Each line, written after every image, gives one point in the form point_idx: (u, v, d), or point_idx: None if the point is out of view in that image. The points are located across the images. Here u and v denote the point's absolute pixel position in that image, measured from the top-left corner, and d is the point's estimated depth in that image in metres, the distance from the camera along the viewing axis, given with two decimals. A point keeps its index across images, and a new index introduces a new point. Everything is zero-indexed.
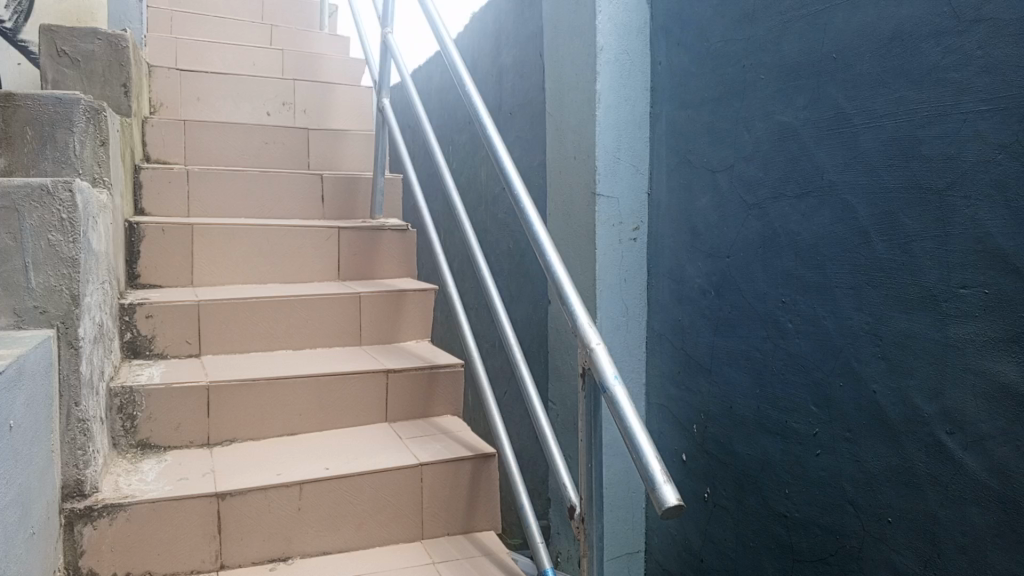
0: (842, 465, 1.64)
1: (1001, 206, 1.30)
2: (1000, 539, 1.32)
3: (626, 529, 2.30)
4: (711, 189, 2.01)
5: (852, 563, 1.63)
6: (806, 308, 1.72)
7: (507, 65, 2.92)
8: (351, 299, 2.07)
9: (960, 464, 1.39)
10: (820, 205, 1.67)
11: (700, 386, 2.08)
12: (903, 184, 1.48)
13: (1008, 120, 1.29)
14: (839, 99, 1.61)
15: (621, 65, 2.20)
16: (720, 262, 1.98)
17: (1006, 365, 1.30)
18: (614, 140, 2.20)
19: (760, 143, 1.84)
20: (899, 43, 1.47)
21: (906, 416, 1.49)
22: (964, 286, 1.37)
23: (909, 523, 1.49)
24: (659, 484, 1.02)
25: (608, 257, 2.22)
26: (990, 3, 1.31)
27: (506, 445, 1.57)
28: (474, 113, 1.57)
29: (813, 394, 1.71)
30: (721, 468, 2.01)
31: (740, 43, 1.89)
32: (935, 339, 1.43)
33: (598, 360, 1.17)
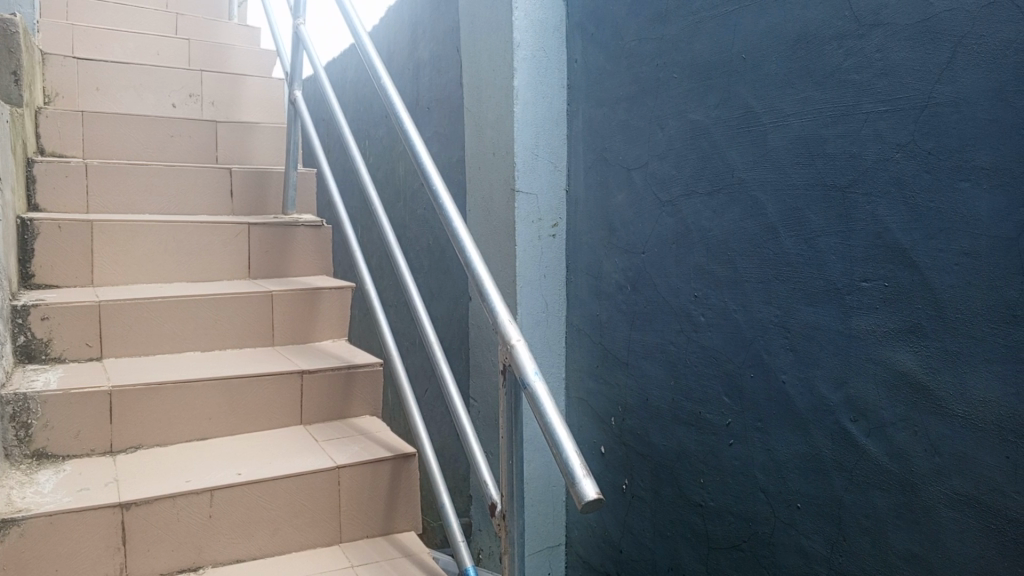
0: (753, 454, 1.70)
1: (899, 202, 1.38)
2: (899, 519, 1.40)
3: (547, 523, 2.32)
4: (626, 186, 2.05)
5: (763, 548, 1.69)
6: (719, 302, 1.77)
7: (424, 59, 2.89)
8: (263, 298, 2.00)
9: (863, 449, 1.46)
10: (730, 202, 1.73)
11: (617, 380, 2.11)
12: (809, 181, 1.54)
13: (904, 120, 1.36)
14: (748, 99, 1.67)
15: (538, 62, 2.21)
16: (635, 258, 2.02)
17: (906, 353, 1.38)
18: (533, 136, 2.21)
19: (673, 141, 1.88)
20: (804, 46, 1.54)
21: (812, 404, 1.56)
22: (866, 279, 1.44)
23: (817, 507, 1.56)
24: (578, 477, 0.97)
25: (528, 253, 2.23)
26: (887, 9, 1.38)
27: (427, 445, 1.53)
28: (390, 106, 1.53)
29: (725, 385, 1.76)
30: (638, 461, 2.05)
31: (652, 42, 1.94)
32: (840, 329, 1.50)
33: (518, 354, 1.12)
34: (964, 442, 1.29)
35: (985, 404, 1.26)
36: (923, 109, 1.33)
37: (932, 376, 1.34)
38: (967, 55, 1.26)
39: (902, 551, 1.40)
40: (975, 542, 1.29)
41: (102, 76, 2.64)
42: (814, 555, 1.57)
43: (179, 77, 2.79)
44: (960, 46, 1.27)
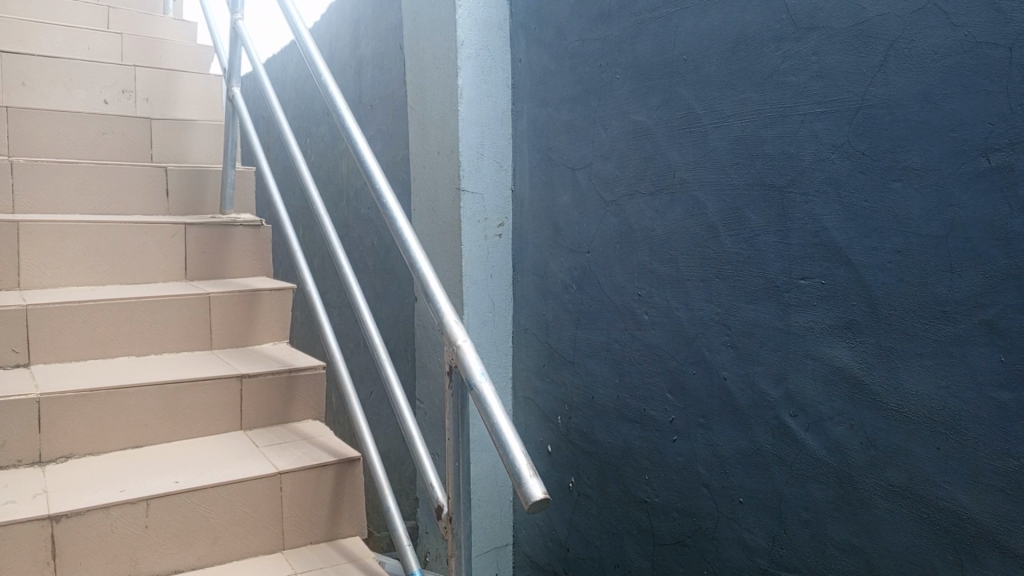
0: (696, 449, 1.73)
1: (835, 202, 1.41)
2: (837, 511, 1.44)
3: (494, 523, 2.32)
4: (570, 186, 2.05)
5: (707, 543, 1.72)
6: (662, 300, 1.79)
7: (366, 56, 2.85)
8: (200, 299, 1.94)
9: (802, 444, 1.50)
10: (672, 202, 1.75)
11: (564, 379, 2.12)
12: (748, 181, 1.57)
13: (839, 121, 1.40)
14: (689, 100, 1.69)
15: (481, 61, 2.20)
16: (580, 257, 2.03)
17: (842, 350, 1.42)
18: (478, 135, 2.20)
19: (617, 141, 1.89)
20: (743, 48, 1.57)
21: (753, 400, 1.59)
22: (803, 277, 1.48)
23: (759, 501, 1.59)
24: (525, 478, 0.96)
25: (474, 253, 2.22)
26: (823, 12, 1.42)
27: (371, 448, 1.50)
28: (332, 104, 1.50)
29: (669, 382, 1.78)
30: (584, 459, 2.06)
31: (595, 43, 1.95)
32: (779, 326, 1.53)
33: (463, 356, 1.11)
34: (898, 435, 1.33)
35: (918, 398, 1.30)
36: (857, 110, 1.37)
37: (868, 371, 1.37)
38: (898, 59, 1.30)
39: (840, 542, 1.44)
40: (908, 532, 1.33)
41: (28, 69, 2.53)
42: (756, 548, 1.60)
43: (111, 72, 2.69)
44: (891, 50, 1.31)
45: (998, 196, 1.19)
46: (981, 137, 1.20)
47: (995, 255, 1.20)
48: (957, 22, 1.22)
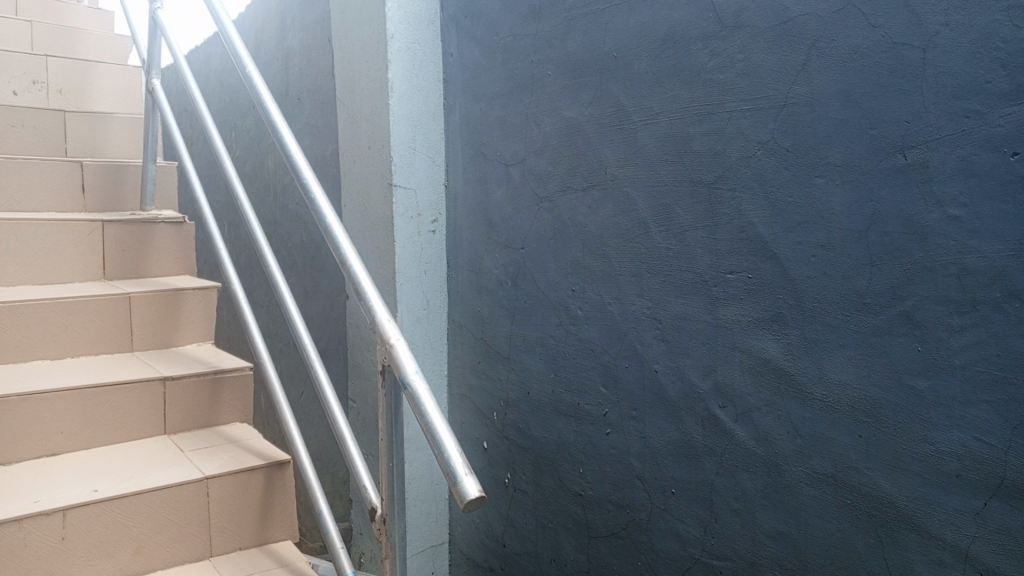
0: (629, 442, 1.74)
1: (760, 198, 1.44)
2: (766, 499, 1.47)
3: (429, 522, 2.30)
4: (504, 182, 2.05)
5: (641, 535, 1.74)
6: (594, 295, 1.80)
7: (294, 49, 2.77)
8: (120, 300, 1.86)
9: (731, 434, 1.53)
10: (604, 198, 1.76)
11: (499, 375, 2.11)
12: (677, 177, 1.59)
13: (764, 119, 1.43)
14: (619, 96, 1.71)
15: (412, 54, 2.17)
16: (514, 254, 2.03)
17: (768, 342, 1.45)
18: (410, 130, 2.17)
19: (549, 138, 1.89)
20: (672, 45, 1.59)
21: (684, 392, 1.62)
22: (730, 271, 1.51)
23: (690, 491, 1.62)
24: (460, 477, 0.95)
25: (407, 249, 2.19)
26: (748, 11, 1.44)
27: (302, 450, 1.46)
28: (257, 98, 1.46)
29: (602, 375, 1.80)
30: (519, 454, 2.06)
31: (526, 38, 1.94)
32: (708, 319, 1.55)
33: (396, 354, 1.09)
34: (823, 424, 1.37)
35: (841, 387, 1.34)
36: (782, 108, 1.40)
37: (793, 362, 1.41)
38: (820, 58, 1.34)
39: (769, 529, 1.47)
40: (834, 517, 1.37)
41: None
42: (688, 538, 1.63)
43: (21, 61, 2.56)
44: (814, 49, 1.35)
45: (914, 192, 1.23)
46: (899, 135, 1.24)
47: (911, 249, 1.24)
48: (875, 23, 1.26)
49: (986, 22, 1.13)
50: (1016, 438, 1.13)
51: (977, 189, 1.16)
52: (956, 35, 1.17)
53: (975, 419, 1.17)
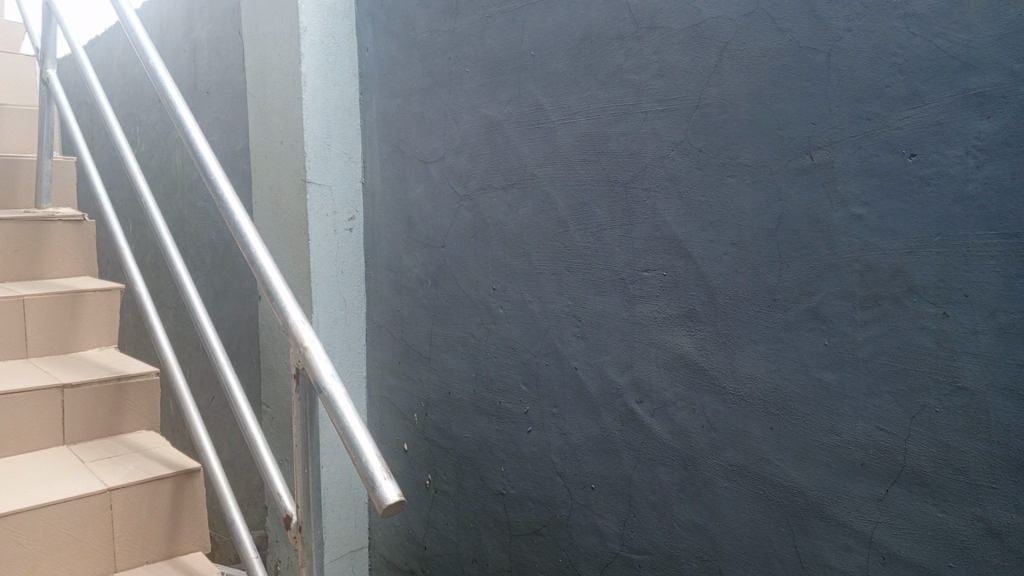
0: (550, 439, 1.75)
1: (675, 197, 1.47)
2: (682, 492, 1.50)
3: (348, 526, 2.25)
4: (422, 179, 2.02)
5: (561, 531, 1.75)
6: (515, 293, 1.80)
7: (202, 40, 2.66)
8: (12, 303, 1.74)
9: (649, 429, 1.55)
10: (524, 196, 1.76)
11: (419, 375, 2.09)
12: (595, 177, 1.61)
13: (678, 119, 1.46)
14: (537, 95, 1.71)
15: (327, 48, 2.12)
16: (434, 252, 2.00)
17: (683, 338, 1.48)
18: (324, 126, 2.13)
19: (468, 135, 1.88)
20: (588, 45, 1.60)
21: (603, 388, 1.63)
22: (647, 269, 1.53)
23: (610, 486, 1.63)
24: (379, 481, 0.93)
25: (323, 248, 2.14)
26: (662, 13, 1.47)
27: (212, 458, 1.41)
28: (164, 93, 1.40)
29: (523, 373, 1.80)
30: (440, 454, 2.04)
31: (443, 35, 1.93)
32: (625, 316, 1.57)
33: (311, 357, 1.06)
34: (736, 417, 1.41)
35: (753, 381, 1.38)
36: (695, 109, 1.43)
37: (707, 357, 1.44)
38: (731, 60, 1.37)
39: (685, 521, 1.50)
40: (748, 508, 1.40)
41: None
42: (607, 533, 1.65)
43: None
44: (725, 52, 1.38)
45: (820, 192, 1.27)
46: (805, 136, 1.29)
47: (817, 246, 1.28)
48: (783, 27, 1.30)
49: (885, 29, 1.19)
50: (915, 427, 1.18)
51: (879, 189, 1.21)
52: (858, 41, 1.21)
53: (877, 409, 1.23)
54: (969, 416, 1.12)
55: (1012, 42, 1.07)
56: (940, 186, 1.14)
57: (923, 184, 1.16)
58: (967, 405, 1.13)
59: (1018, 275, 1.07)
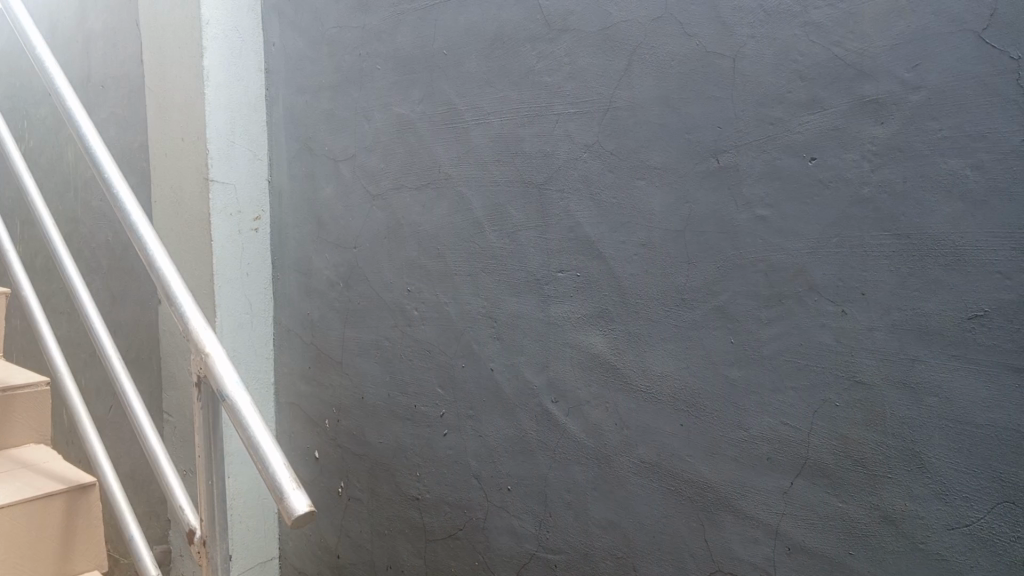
0: (466, 442, 1.74)
1: (588, 199, 1.48)
2: (597, 491, 1.52)
3: (256, 538, 2.18)
4: (333, 178, 1.98)
5: (477, 534, 1.74)
6: (430, 295, 1.78)
7: (92, 30, 2.51)
8: None
9: (564, 428, 1.56)
10: (438, 197, 1.74)
11: (330, 380, 2.04)
12: (509, 178, 1.60)
13: (590, 122, 1.47)
14: (450, 94, 1.69)
15: (231, 42, 2.05)
16: (346, 254, 1.96)
17: (596, 338, 1.49)
18: (228, 123, 2.05)
19: (380, 134, 1.85)
20: (501, 46, 1.60)
21: (519, 389, 1.63)
22: (561, 270, 1.54)
23: (526, 486, 1.63)
24: (287, 492, 0.90)
25: (227, 249, 2.07)
26: (573, 16, 1.48)
27: (109, 472, 1.34)
28: (57, 92, 1.34)
29: (438, 376, 1.78)
30: (353, 461, 2.00)
31: (353, 32, 1.89)
32: (540, 317, 1.58)
33: (214, 365, 1.03)
34: (647, 414, 1.43)
35: (663, 379, 1.41)
36: (606, 111, 1.44)
37: (619, 356, 1.46)
38: (641, 64, 1.39)
39: (600, 519, 1.52)
40: (660, 504, 1.43)
41: None
42: (524, 534, 1.65)
43: None
44: (635, 55, 1.40)
45: (726, 194, 1.31)
46: (712, 140, 1.32)
47: (724, 247, 1.32)
48: (690, 32, 1.33)
49: (787, 37, 1.23)
50: (816, 421, 1.23)
51: (781, 192, 1.25)
52: (762, 47, 1.25)
53: (781, 404, 1.27)
54: (866, 408, 1.18)
55: (903, 52, 1.12)
56: (838, 189, 1.19)
57: (823, 187, 1.21)
58: (864, 399, 1.18)
59: (910, 274, 1.13)
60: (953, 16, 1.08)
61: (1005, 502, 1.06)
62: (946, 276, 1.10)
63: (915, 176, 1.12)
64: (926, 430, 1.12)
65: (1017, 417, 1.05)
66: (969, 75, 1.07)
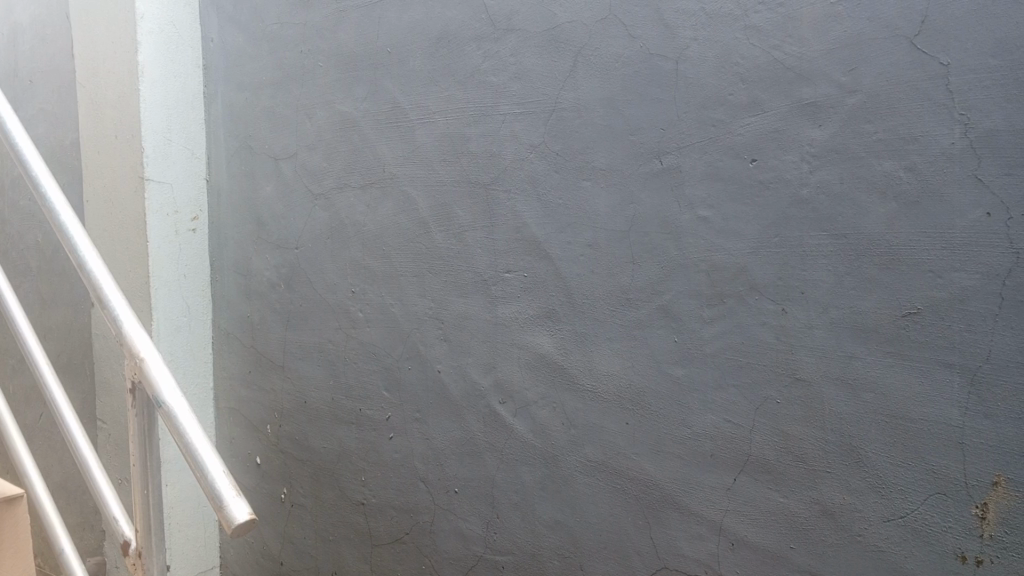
0: (412, 444, 1.72)
1: (534, 200, 1.48)
2: (544, 491, 1.52)
3: (196, 547, 2.12)
4: (274, 178, 1.94)
5: (424, 537, 1.72)
6: (375, 297, 1.75)
7: (18, 21, 2.40)
8: None
9: (512, 429, 1.55)
10: (383, 196, 1.72)
11: (272, 384, 1.99)
12: (455, 177, 1.59)
13: (535, 122, 1.47)
14: (395, 93, 1.67)
15: (167, 37, 1.99)
16: (288, 254, 1.92)
17: (543, 338, 1.49)
18: (165, 120, 1.99)
19: (322, 133, 1.82)
20: (446, 45, 1.58)
21: (466, 390, 1.62)
22: (508, 270, 1.53)
23: (473, 488, 1.62)
24: (227, 500, 0.88)
25: (164, 250, 2.01)
26: (518, 16, 1.48)
27: (37, 482, 1.27)
28: None
29: (384, 378, 1.76)
30: (297, 466, 1.96)
31: (295, 28, 1.85)
32: (487, 318, 1.57)
33: (149, 369, 0.99)
34: (594, 413, 1.44)
35: (610, 378, 1.41)
36: (551, 112, 1.45)
37: (566, 356, 1.46)
38: (586, 65, 1.40)
39: (547, 519, 1.52)
40: (606, 502, 1.44)
41: None
42: (471, 536, 1.64)
43: None
44: (580, 56, 1.41)
45: (669, 195, 1.32)
46: (655, 141, 1.33)
47: (667, 247, 1.33)
48: (634, 34, 1.34)
49: (728, 40, 1.25)
50: (758, 417, 1.25)
51: (723, 193, 1.27)
52: (704, 50, 1.27)
53: (724, 402, 1.29)
54: (807, 406, 1.20)
55: (840, 56, 1.15)
56: (778, 190, 1.21)
57: (763, 188, 1.23)
58: (804, 395, 1.20)
59: (846, 274, 1.16)
60: (887, 23, 1.11)
61: (938, 494, 1.09)
62: (881, 276, 1.13)
63: (851, 177, 1.15)
64: (863, 425, 1.15)
65: (948, 411, 1.08)
66: (901, 80, 1.10)
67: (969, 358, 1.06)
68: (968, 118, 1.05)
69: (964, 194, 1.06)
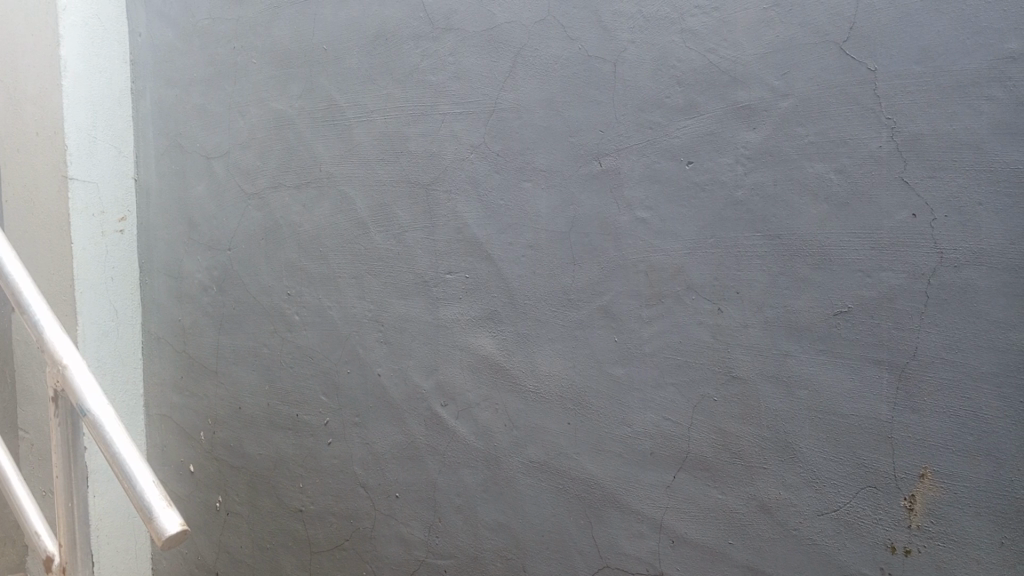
0: (352, 449, 1.69)
1: (474, 200, 1.47)
2: (485, 492, 1.51)
3: (125, 560, 2.04)
4: (207, 177, 1.88)
5: (365, 543, 1.69)
6: (312, 299, 1.72)
7: None
8: None
9: (454, 431, 1.54)
10: (320, 196, 1.68)
11: (205, 389, 1.94)
12: (394, 177, 1.57)
13: (475, 122, 1.46)
14: (331, 91, 1.64)
15: (91, 31, 1.92)
16: (220, 256, 1.87)
17: (484, 339, 1.49)
18: (89, 117, 1.92)
19: (256, 131, 1.78)
20: (384, 43, 1.56)
21: (406, 393, 1.60)
22: (449, 272, 1.52)
23: (415, 492, 1.60)
24: (157, 511, 0.86)
25: (90, 252, 1.93)
26: (457, 15, 1.47)
27: None
28: None
29: (322, 382, 1.72)
30: (232, 473, 1.91)
31: (228, 24, 1.81)
32: (428, 319, 1.55)
33: (72, 376, 0.96)
34: (536, 414, 1.44)
35: (551, 378, 1.41)
36: (491, 113, 1.44)
37: (507, 357, 1.46)
38: (525, 66, 1.40)
39: (489, 521, 1.51)
40: (549, 503, 1.44)
41: None
42: (412, 541, 1.62)
43: None
44: (519, 57, 1.40)
45: (608, 197, 1.33)
46: (594, 143, 1.34)
47: (606, 248, 1.34)
48: (572, 35, 1.35)
49: (665, 43, 1.26)
50: (697, 416, 1.27)
51: (660, 195, 1.28)
52: (641, 52, 1.28)
53: (663, 401, 1.30)
54: (743, 403, 1.22)
55: (772, 61, 1.17)
56: (714, 192, 1.23)
57: (699, 190, 1.25)
58: (740, 394, 1.22)
59: (781, 274, 1.18)
60: (817, 28, 1.14)
61: (869, 487, 1.12)
62: (813, 275, 1.16)
63: (784, 180, 1.17)
64: (797, 422, 1.18)
65: (877, 406, 1.11)
66: (830, 85, 1.13)
67: (897, 355, 1.10)
68: (895, 122, 1.08)
69: (892, 196, 1.09)
